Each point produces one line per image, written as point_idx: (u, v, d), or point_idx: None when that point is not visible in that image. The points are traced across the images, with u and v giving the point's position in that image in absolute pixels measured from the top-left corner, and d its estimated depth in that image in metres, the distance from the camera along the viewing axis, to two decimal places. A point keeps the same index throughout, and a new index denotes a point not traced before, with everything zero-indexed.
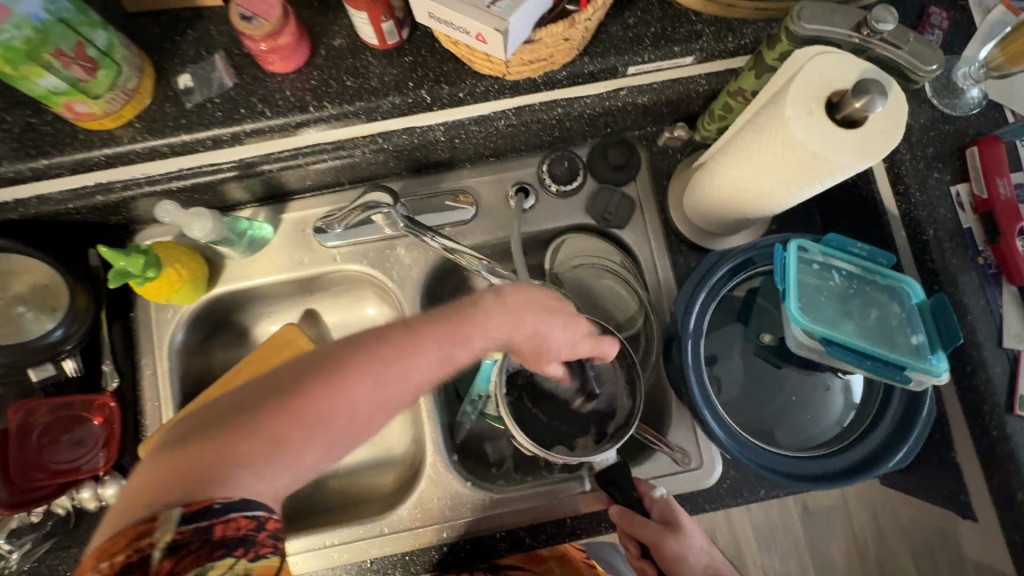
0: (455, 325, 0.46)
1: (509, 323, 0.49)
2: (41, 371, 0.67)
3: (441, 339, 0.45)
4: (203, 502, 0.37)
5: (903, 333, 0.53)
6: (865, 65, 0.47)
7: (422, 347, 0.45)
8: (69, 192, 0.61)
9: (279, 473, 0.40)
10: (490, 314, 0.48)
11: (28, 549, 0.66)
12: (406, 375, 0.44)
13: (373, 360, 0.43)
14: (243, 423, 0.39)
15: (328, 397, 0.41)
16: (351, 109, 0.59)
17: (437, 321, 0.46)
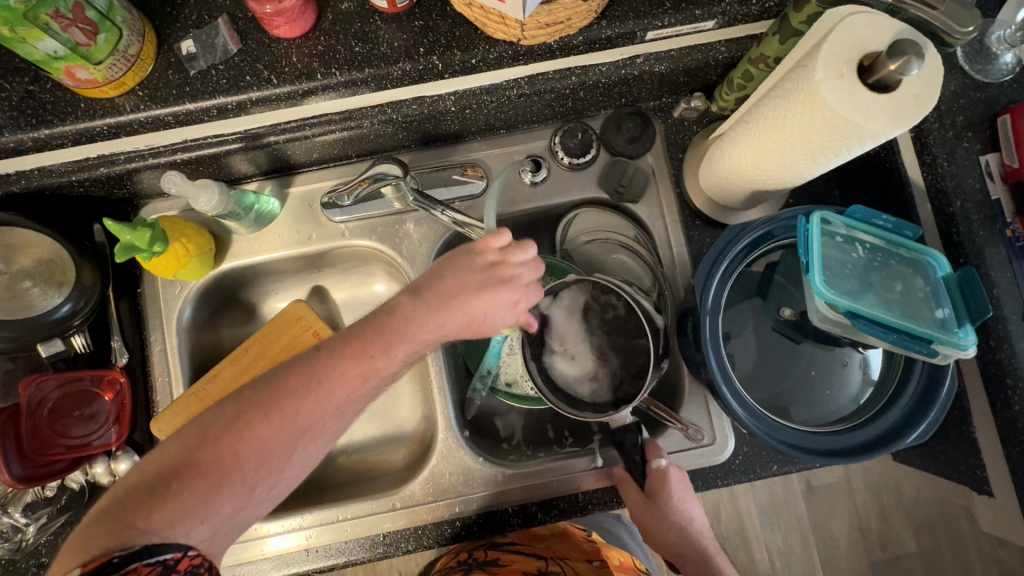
0: (363, 345, 0.49)
1: (431, 325, 0.52)
2: (50, 347, 0.66)
3: (348, 367, 0.49)
4: (102, 556, 0.40)
5: (928, 306, 0.52)
6: (902, 26, 0.44)
7: (330, 379, 0.48)
8: (70, 163, 0.59)
9: (193, 526, 0.43)
10: (397, 328, 0.50)
11: (44, 523, 0.66)
12: (313, 409, 0.47)
13: (278, 402, 0.46)
14: (151, 481, 0.43)
15: (234, 448, 0.45)
16: (360, 77, 0.57)
17: (340, 354, 0.49)
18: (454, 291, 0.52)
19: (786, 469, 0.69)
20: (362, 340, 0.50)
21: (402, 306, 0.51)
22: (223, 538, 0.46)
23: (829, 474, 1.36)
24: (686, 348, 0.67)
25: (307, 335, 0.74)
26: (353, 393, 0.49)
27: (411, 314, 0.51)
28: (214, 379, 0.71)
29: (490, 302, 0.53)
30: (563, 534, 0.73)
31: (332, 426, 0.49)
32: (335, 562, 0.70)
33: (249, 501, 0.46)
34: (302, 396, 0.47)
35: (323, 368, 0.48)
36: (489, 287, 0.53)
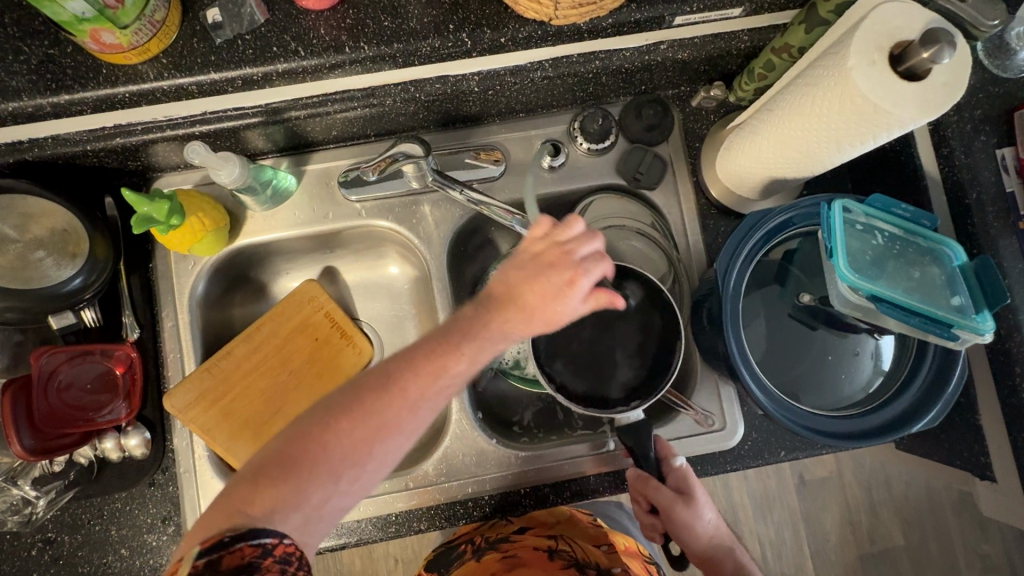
0: (438, 342, 0.48)
1: (498, 322, 0.49)
2: (61, 319, 0.65)
3: (425, 366, 0.47)
4: (213, 537, 0.41)
5: (945, 293, 0.53)
6: (932, 15, 0.45)
7: (408, 374, 0.47)
8: (86, 132, 0.59)
9: (288, 515, 0.43)
10: (479, 329, 0.49)
11: (53, 497, 0.66)
12: (395, 405, 0.46)
13: (360, 398, 0.46)
14: (251, 470, 0.44)
15: (319, 439, 0.45)
16: (388, 52, 0.57)
17: (417, 353, 0.48)
18: (522, 294, 0.49)
19: (794, 455, 0.70)
20: (446, 336, 0.48)
21: (468, 308, 0.50)
22: (314, 528, 0.45)
23: (821, 467, 1.38)
24: (701, 334, 0.69)
25: (320, 314, 0.74)
26: (428, 391, 0.47)
27: (474, 314, 0.49)
28: (226, 356, 0.71)
29: (543, 295, 0.49)
30: (572, 521, 0.73)
31: (416, 423, 0.47)
32: (346, 541, 0.70)
33: (337, 491, 0.45)
34: (384, 396, 0.46)
35: (405, 366, 0.47)
36: (539, 276, 0.49)
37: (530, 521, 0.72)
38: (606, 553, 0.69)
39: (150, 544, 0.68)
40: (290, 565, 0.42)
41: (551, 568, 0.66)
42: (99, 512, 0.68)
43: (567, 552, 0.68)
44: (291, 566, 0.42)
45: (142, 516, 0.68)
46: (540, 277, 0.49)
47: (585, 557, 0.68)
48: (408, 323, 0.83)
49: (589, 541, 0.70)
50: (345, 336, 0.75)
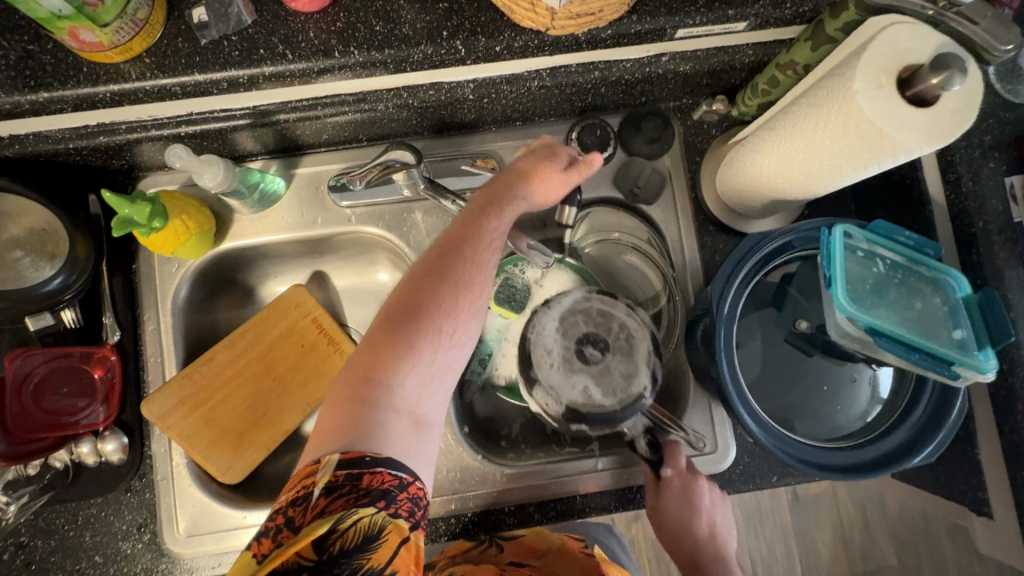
0: (479, 213, 0.51)
1: (528, 185, 0.53)
2: (38, 321, 0.64)
3: (470, 233, 0.50)
4: (354, 455, 0.42)
5: (946, 327, 0.51)
6: (942, 40, 0.43)
7: (465, 247, 0.49)
8: (69, 130, 0.58)
9: (403, 409, 0.45)
10: (509, 189, 0.52)
11: (26, 502, 0.65)
12: (466, 272, 0.49)
13: (436, 265, 0.48)
14: (352, 372, 0.46)
15: (409, 313, 0.47)
16: (379, 57, 0.55)
17: (462, 227, 0.50)
18: (513, 167, 0.54)
19: (786, 482, 0.68)
20: (479, 203, 0.52)
21: (494, 180, 0.54)
22: (429, 409, 0.47)
23: (815, 484, 1.37)
24: (694, 355, 0.67)
25: (307, 321, 0.74)
26: (482, 259, 0.50)
27: (504, 180, 0.53)
28: (208, 361, 0.69)
29: (551, 167, 0.54)
30: (564, 551, 0.63)
31: (485, 282, 0.50)
32: None
33: (434, 369, 0.47)
34: (456, 258, 0.49)
35: (456, 230, 0.50)
36: (546, 160, 0.55)
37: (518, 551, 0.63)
38: None
39: (124, 551, 0.67)
40: (419, 508, 0.43)
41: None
42: (74, 518, 0.66)
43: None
44: (420, 507, 0.43)
45: (117, 523, 0.67)
46: (524, 160, 0.55)
47: None
48: None
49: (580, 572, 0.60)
50: (331, 342, 0.74)
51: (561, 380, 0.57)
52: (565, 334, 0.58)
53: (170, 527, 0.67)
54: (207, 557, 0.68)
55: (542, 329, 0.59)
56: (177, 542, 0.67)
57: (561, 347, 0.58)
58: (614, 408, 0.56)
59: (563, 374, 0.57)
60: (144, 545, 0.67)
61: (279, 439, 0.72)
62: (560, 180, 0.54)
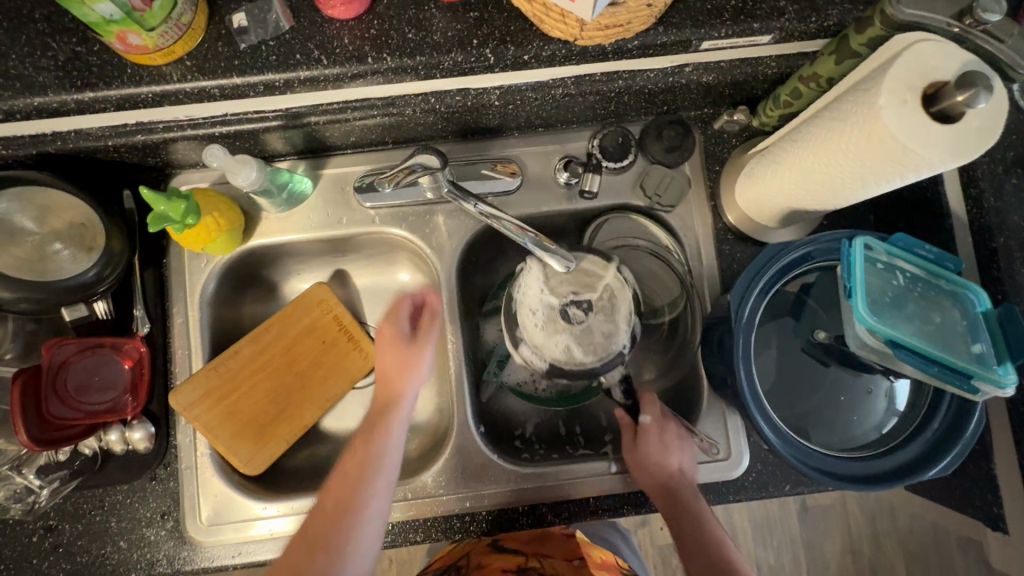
0: (390, 373, 0.65)
1: (416, 344, 0.65)
2: (73, 311, 0.66)
3: (391, 364, 0.65)
4: None
5: (965, 340, 0.51)
6: (968, 58, 0.44)
7: (394, 388, 0.65)
8: (109, 128, 0.60)
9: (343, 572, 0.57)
10: (406, 358, 0.64)
11: (56, 487, 0.67)
12: (370, 428, 0.63)
13: (383, 388, 0.65)
14: (295, 544, 0.59)
15: (358, 446, 0.62)
16: (411, 64, 0.57)
17: (384, 375, 0.65)
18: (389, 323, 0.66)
19: (799, 490, 0.69)
20: (383, 380, 0.65)
21: (399, 308, 0.66)
22: None
23: (825, 494, 1.36)
24: (710, 362, 0.68)
25: (328, 318, 0.76)
26: (407, 385, 0.64)
27: (406, 342, 0.65)
28: (233, 355, 0.71)
29: (404, 314, 0.66)
30: (546, 537, 0.76)
31: (405, 409, 0.64)
32: None
33: (368, 529, 0.59)
34: (381, 417, 0.64)
35: (376, 404, 0.65)
36: (418, 305, 0.67)
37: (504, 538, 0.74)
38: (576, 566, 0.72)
39: (148, 538, 0.69)
40: None
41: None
42: (100, 503, 0.68)
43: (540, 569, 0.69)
44: None
45: (142, 510, 0.69)
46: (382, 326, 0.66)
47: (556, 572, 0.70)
48: None
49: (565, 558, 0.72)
50: (351, 339, 0.77)
51: (542, 339, 0.63)
52: (551, 297, 0.63)
53: (193, 516, 0.69)
54: (227, 547, 0.69)
55: (528, 294, 0.64)
56: (199, 530, 0.69)
57: (545, 305, 0.63)
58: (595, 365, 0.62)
59: (547, 334, 0.63)
60: (167, 532, 0.69)
61: (299, 432, 0.74)
62: (415, 347, 0.65)
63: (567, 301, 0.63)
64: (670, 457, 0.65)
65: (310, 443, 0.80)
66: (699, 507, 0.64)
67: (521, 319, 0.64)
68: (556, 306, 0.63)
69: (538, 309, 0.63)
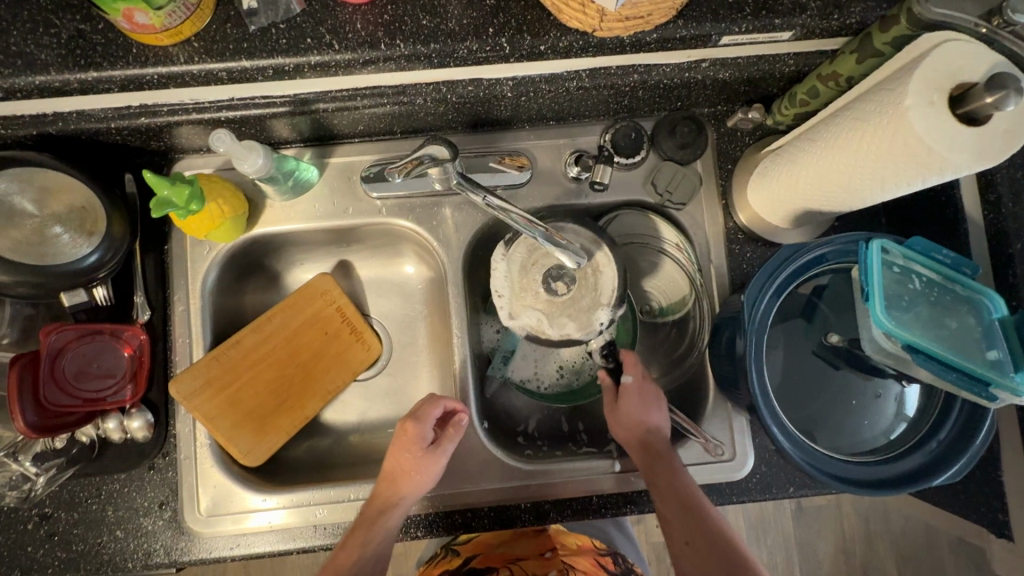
0: (392, 478, 0.65)
1: (417, 483, 0.64)
2: (71, 297, 0.65)
3: (390, 474, 0.65)
4: None
5: (981, 347, 0.51)
6: (998, 59, 0.43)
7: (395, 490, 0.65)
8: (111, 109, 0.59)
9: None
10: (399, 504, 0.64)
11: (53, 474, 0.66)
12: (365, 521, 0.64)
13: (389, 470, 0.65)
14: None
15: (356, 528, 0.64)
16: (424, 51, 0.55)
17: (388, 469, 0.65)
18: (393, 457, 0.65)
19: (802, 493, 0.69)
20: (391, 473, 0.65)
21: (400, 437, 0.65)
22: None
23: (820, 497, 1.37)
24: (718, 363, 0.67)
25: (332, 309, 0.75)
26: (410, 486, 0.64)
27: (404, 471, 0.65)
28: (234, 345, 0.70)
29: (406, 452, 0.64)
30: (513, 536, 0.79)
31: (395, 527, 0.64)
32: None
33: None
34: (388, 488, 0.65)
35: (380, 494, 0.65)
36: (410, 452, 0.64)
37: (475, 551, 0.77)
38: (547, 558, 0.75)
39: (145, 527, 0.68)
40: None
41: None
42: (97, 492, 0.67)
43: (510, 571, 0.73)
44: None
45: (139, 499, 0.68)
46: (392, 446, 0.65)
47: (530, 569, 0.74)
48: (419, 324, 0.83)
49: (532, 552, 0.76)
50: (354, 331, 0.76)
51: (526, 308, 0.65)
52: (531, 272, 0.66)
53: (191, 506, 0.68)
54: (225, 538, 0.69)
55: (511, 265, 0.66)
56: (198, 521, 0.68)
57: (526, 278, 0.66)
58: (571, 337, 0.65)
59: (528, 304, 0.65)
60: (164, 522, 0.68)
61: (300, 424, 0.73)
62: (432, 457, 0.65)
63: (550, 276, 0.66)
64: (647, 413, 0.64)
65: (310, 435, 0.80)
66: (675, 462, 0.62)
67: (505, 288, 0.66)
68: (536, 281, 0.66)
69: (519, 280, 0.66)
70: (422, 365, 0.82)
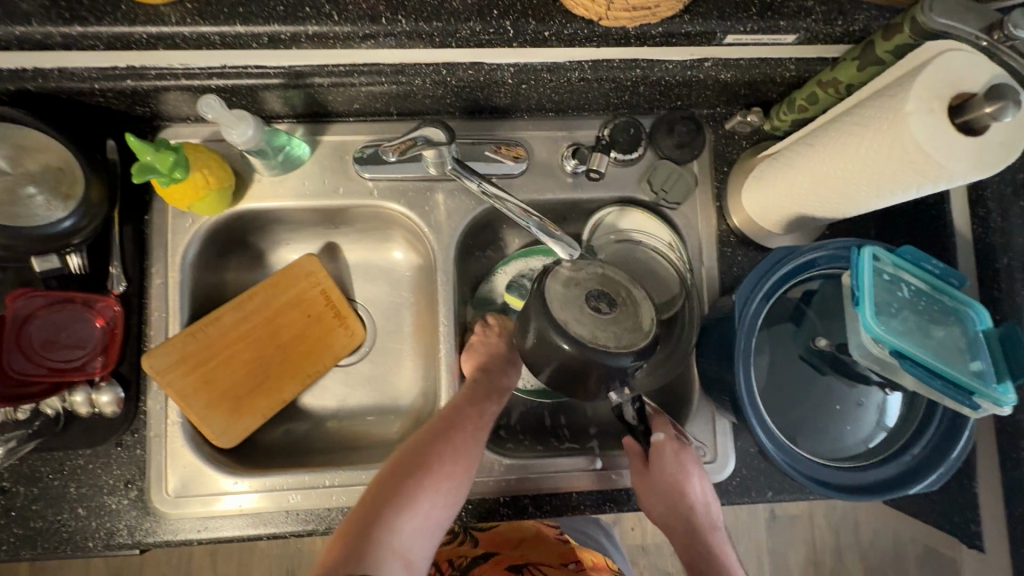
0: (485, 370, 0.68)
1: (507, 377, 0.69)
2: (44, 262, 0.62)
3: (483, 370, 0.68)
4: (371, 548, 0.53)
5: (967, 358, 0.51)
6: (997, 71, 0.44)
7: (489, 382, 0.68)
8: (98, 69, 0.56)
9: (417, 524, 0.57)
10: (492, 396, 0.67)
11: (12, 447, 0.62)
12: (463, 402, 0.65)
13: (479, 364, 0.69)
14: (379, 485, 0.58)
15: (453, 411, 0.64)
16: (426, 29, 0.54)
17: (479, 365, 0.69)
18: (483, 356, 0.70)
19: (780, 497, 0.69)
20: (485, 365, 0.69)
21: (489, 337, 0.71)
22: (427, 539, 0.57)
23: (794, 505, 1.38)
24: (705, 364, 0.67)
25: (315, 291, 0.73)
26: (498, 383, 0.68)
27: (495, 365, 0.69)
28: (214, 321, 0.68)
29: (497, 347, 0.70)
30: (538, 540, 0.75)
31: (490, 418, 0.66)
32: (314, 528, 0.68)
33: (452, 485, 0.60)
34: (474, 399, 0.66)
35: (474, 381, 0.67)
36: (502, 350, 0.70)
37: (497, 544, 0.74)
38: (570, 572, 0.71)
39: (109, 506, 0.65)
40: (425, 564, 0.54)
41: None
42: (59, 467, 0.65)
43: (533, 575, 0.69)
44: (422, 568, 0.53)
45: (104, 477, 0.65)
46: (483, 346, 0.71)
47: None
48: (405, 312, 0.81)
49: (556, 561, 0.72)
50: (338, 316, 0.75)
51: (569, 315, 0.54)
52: (573, 286, 0.56)
53: (159, 486, 0.66)
54: (192, 520, 0.66)
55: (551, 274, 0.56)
56: (165, 502, 0.66)
57: (567, 290, 0.55)
58: (618, 353, 0.53)
59: (573, 314, 0.54)
60: (130, 502, 0.66)
61: (276, 407, 0.71)
62: (516, 358, 0.71)
63: (590, 293, 0.55)
64: (679, 481, 0.63)
65: (288, 419, 0.78)
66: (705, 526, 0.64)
67: (547, 293, 0.55)
68: (578, 297, 0.55)
69: (558, 293, 0.55)
70: (406, 353, 0.80)
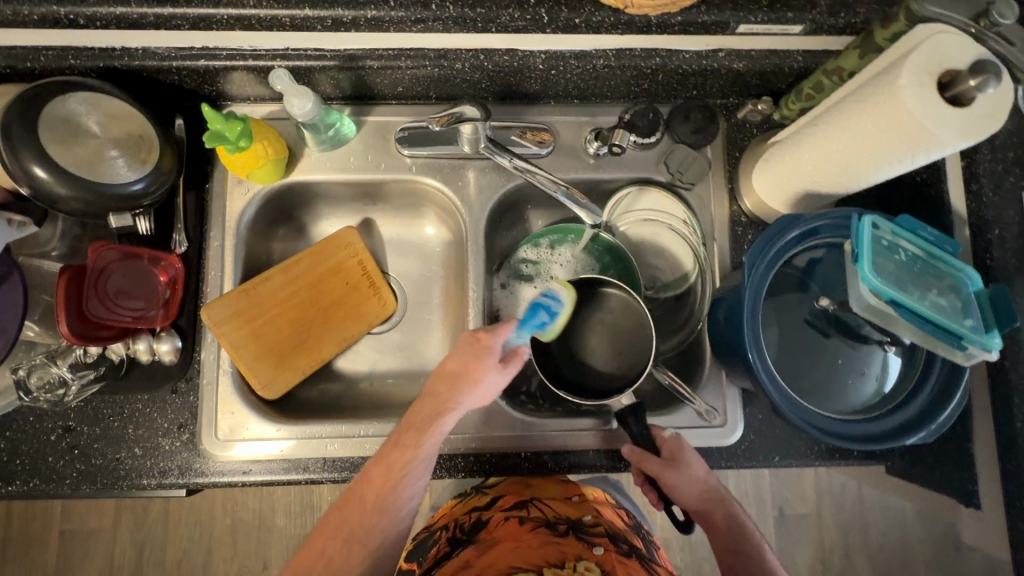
0: (438, 393, 0.59)
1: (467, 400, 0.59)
2: (121, 220, 0.69)
3: (435, 392, 0.59)
4: None
5: (959, 314, 0.56)
6: (980, 50, 0.49)
7: (441, 408, 0.58)
8: (175, 50, 0.64)
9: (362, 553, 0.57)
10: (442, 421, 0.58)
11: (82, 387, 0.68)
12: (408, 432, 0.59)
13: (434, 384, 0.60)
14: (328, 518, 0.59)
15: (397, 441, 0.59)
16: (469, 14, 0.61)
17: (433, 387, 0.59)
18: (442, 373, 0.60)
19: (787, 461, 0.73)
20: (440, 385, 0.59)
21: (458, 350, 0.60)
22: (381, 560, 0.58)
23: (802, 504, 1.40)
24: (715, 331, 0.72)
25: (354, 261, 0.79)
26: (450, 407, 0.58)
27: (451, 387, 0.59)
28: (264, 282, 0.75)
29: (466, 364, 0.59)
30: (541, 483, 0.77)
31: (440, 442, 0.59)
32: (348, 476, 0.73)
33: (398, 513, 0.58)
34: (421, 427, 0.58)
35: (424, 406, 0.59)
36: (467, 368, 0.59)
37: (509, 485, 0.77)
38: (575, 504, 0.74)
39: (163, 447, 0.71)
40: None
41: (523, 530, 0.69)
42: (120, 410, 0.71)
43: (538, 512, 0.72)
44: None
45: (160, 420, 0.71)
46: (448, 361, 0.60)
47: (556, 515, 0.72)
48: (435, 284, 0.87)
49: (560, 494, 0.75)
50: (372, 285, 0.80)
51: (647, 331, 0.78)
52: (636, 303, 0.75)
53: (209, 430, 0.72)
54: (237, 463, 0.72)
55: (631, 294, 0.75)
56: (214, 445, 0.71)
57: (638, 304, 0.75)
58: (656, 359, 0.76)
59: None
60: (182, 444, 0.71)
61: (315, 365, 0.77)
62: (484, 374, 0.59)
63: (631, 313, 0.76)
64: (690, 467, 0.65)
65: (324, 380, 0.83)
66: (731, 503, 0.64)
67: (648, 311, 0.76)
68: None
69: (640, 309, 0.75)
70: (435, 323, 0.86)
